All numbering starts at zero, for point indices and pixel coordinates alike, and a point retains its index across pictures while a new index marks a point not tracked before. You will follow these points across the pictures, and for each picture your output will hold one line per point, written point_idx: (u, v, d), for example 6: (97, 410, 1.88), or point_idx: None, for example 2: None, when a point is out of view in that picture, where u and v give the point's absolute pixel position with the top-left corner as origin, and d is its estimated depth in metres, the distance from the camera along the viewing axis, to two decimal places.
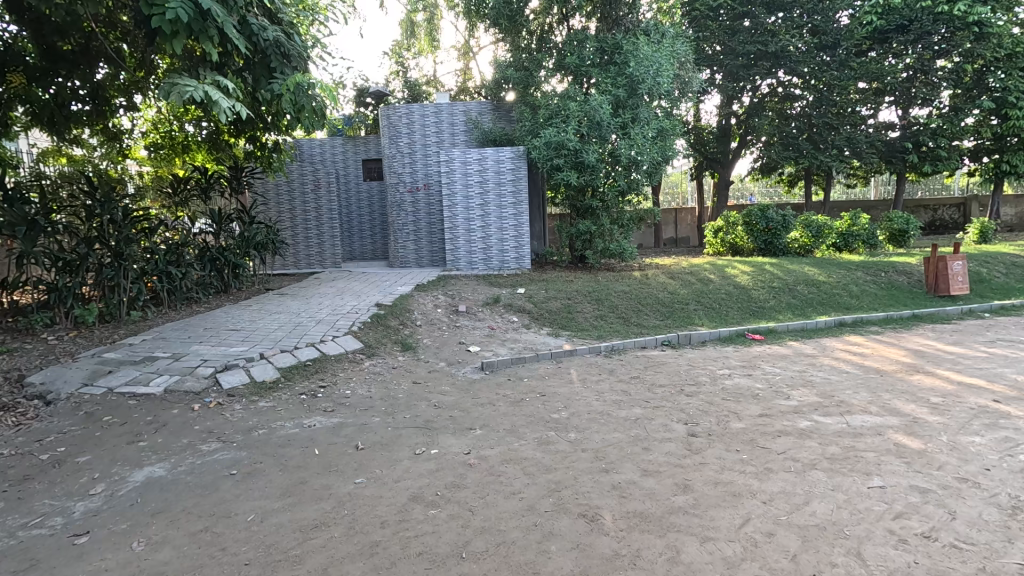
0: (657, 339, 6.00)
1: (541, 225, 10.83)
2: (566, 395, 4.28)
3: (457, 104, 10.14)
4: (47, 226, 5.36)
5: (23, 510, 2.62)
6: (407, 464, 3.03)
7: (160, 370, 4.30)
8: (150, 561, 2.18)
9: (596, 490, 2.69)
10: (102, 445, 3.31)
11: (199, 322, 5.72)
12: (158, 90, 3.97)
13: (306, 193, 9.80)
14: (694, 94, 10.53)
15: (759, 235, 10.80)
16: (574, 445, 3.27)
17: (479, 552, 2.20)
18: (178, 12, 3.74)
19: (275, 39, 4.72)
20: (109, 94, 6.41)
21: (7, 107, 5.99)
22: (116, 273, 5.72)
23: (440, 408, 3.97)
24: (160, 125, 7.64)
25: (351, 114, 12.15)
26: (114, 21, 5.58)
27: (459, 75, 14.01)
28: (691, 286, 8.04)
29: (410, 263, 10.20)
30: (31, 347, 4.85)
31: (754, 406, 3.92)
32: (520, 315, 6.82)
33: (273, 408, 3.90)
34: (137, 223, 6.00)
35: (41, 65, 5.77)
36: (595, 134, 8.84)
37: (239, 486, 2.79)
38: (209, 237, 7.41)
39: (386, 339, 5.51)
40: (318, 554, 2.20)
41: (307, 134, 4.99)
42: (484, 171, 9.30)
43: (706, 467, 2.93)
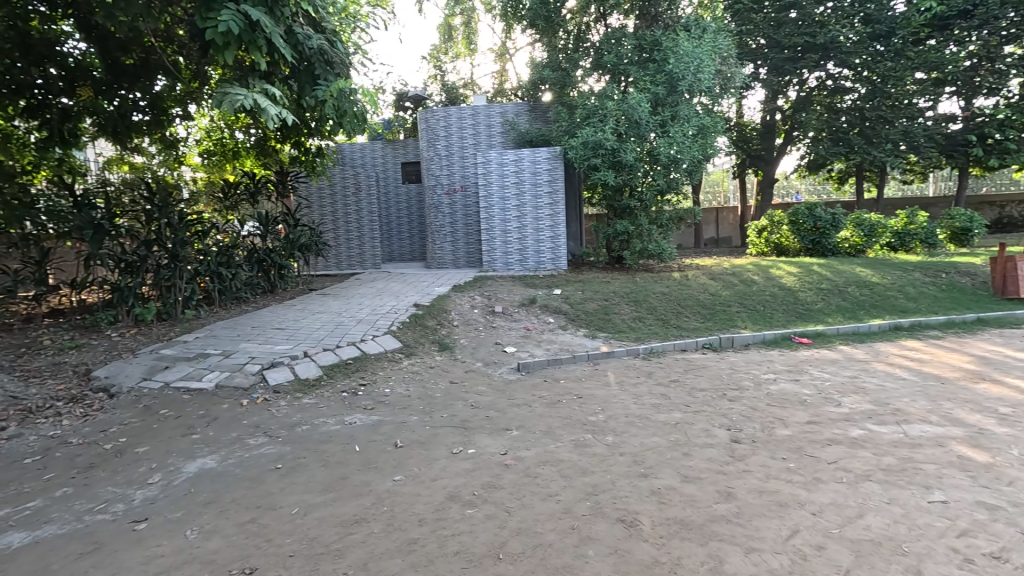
0: (697, 342, 5.86)
1: (578, 226, 10.76)
2: (603, 397, 4.23)
3: (494, 106, 10.19)
4: (111, 230, 5.70)
5: (88, 496, 2.80)
6: (444, 463, 3.06)
7: (212, 367, 4.50)
8: (202, 549, 2.28)
9: (634, 495, 2.64)
10: (159, 437, 3.49)
11: (247, 321, 5.97)
12: (211, 100, 4.15)
13: (348, 197, 10.08)
14: (737, 89, 10.22)
15: (805, 234, 10.37)
16: (611, 448, 3.23)
17: (516, 553, 2.20)
18: (229, 24, 3.91)
19: (320, 47, 4.90)
20: (166, 105, 6.79)
21: (77, 119, 6.41)
22: (172, 274, 6.05)
23: (476, 408, 3.99)
24: (212, 133, 8.00)
25: (390, 118, 12.42)
26: (171, 36, 5.92)
27: (496, 77, 14.11)
28: (734, 287, 7.80)
29: (447, 264, 10.33)
30: (97, 343, 5.17)
31: (802, 413, 3.77)
32: (556, 316, 6.79)
33: (316, 405, 4.03)
34: (191, 226, 6.32)
35: (107, 79, 6.18)
36: (633, 133, 8.71)
37: (284, 480, 2.88)
38: (257, 239, 7.72)
39: (424, 338, 5.59)
40: (358, 549, 2.24)
41: (349, 138, 5.15)
42: (521, 171, 9.32)
43: (750, 475, 2.83)
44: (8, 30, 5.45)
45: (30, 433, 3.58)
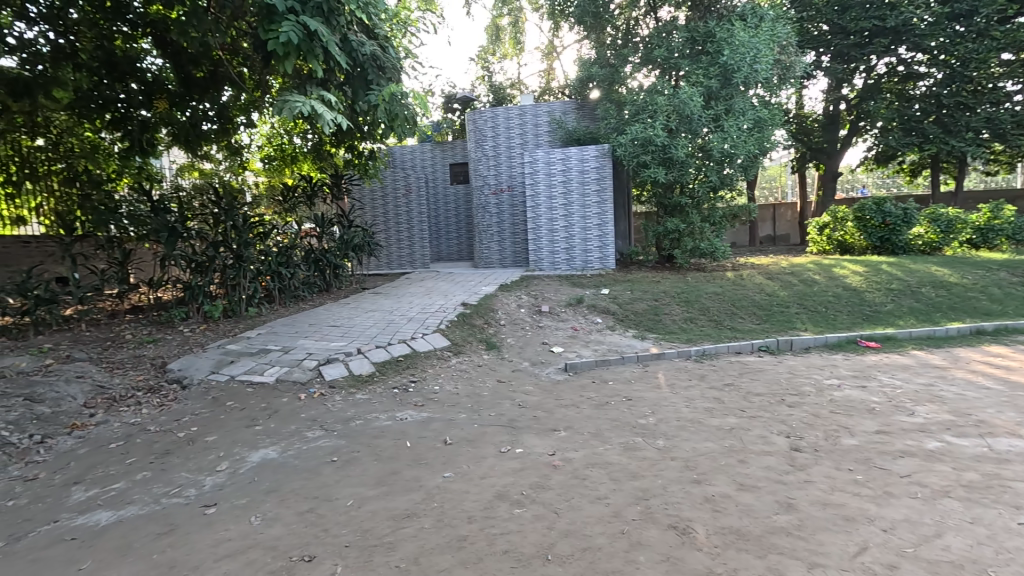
0: (753, 344, 5.63)
1: (626, 224, 10.58)
2: (653, 400, 4.13)
3: (541, 105, 10.18)
4: (183, 232, 6.11)
5: (165, 480, 3.01)
6: (493, 462, 3.09)
7: (273, 362, 4.73)
8: (265, 535, 2.40)
9: (686, 501, 2.56)
10: (226, 427, 3.71)
11: (304, 319, 6.24)
12: (273, 108, 4.36)
13: (398, 198, 10.35)
14: (796, 79, 9.73)
15: (873, 231, 9.72)
16: (662, 452, 3.15)
17: (565, 555, 2.18)
18: (289, 35, 4.10)
19: (372, 53, 5.08)
20: (232, 114, 7.18)
21: (154, 130, 6.86)
22: (237, 273, 6.42)
23: (524, 408, 3.99)
24: (273, 139, 8.47)
25: (439, 120, 12.65)
26: (236, 49, 6.27)
27: (543, 76, 14.11)
28: (794, 287, 7.44)
29: (495, 263, 10.40)
30: (171, 338, 5.56)
31: (870, 422, 3.53)
32: (604, 316, 6.70)
33: (368, 401, 4.16)
34: (254, 228, 6.68)
35: (180, 91, 6.62)
36: (684, 129, 8.46)
37: (339, 472, 3.00)
38: (314, 240, 8.06)
39: (471, 337, 5.65)
40: (409, 543, 2.30)
41: (400, 140, 5.31)
42: (568, 170, 9.28)
43: (813, 486, 2.68)
44: (96, 50, 6.12)
45: (115, 420, 3.89)
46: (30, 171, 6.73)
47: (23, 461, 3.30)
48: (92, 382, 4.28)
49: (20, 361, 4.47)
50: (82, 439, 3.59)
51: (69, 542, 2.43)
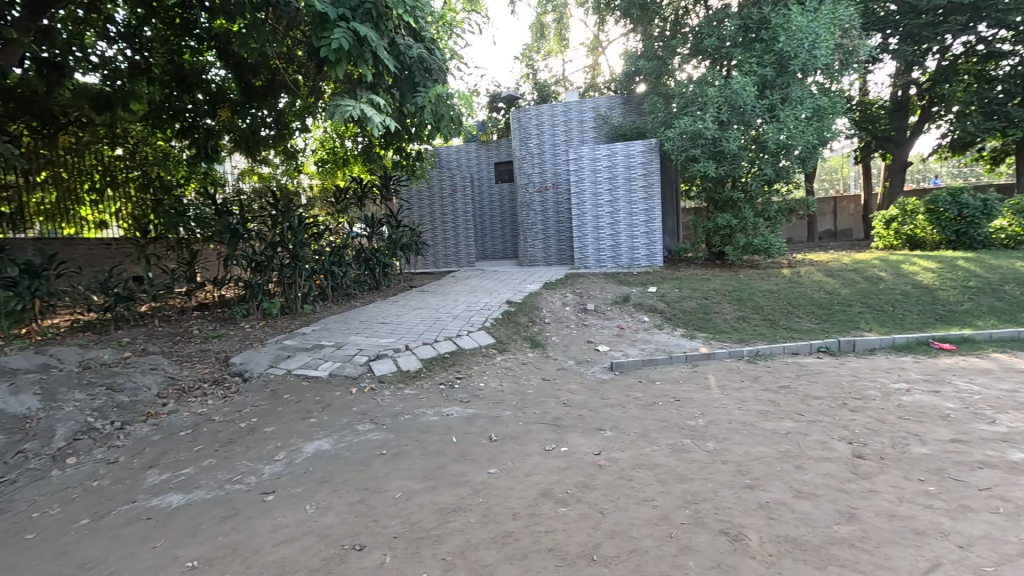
0: (812, 345, 5.35)
1: (674, 221, 10.30)
2: (703, 401, 4.01)
3: (587, 101, 10.09)
4: (244, 233, 6.43)
5: (229, 467, 3.20)
6: (537, 460, 3.09)
7: (327, 357, 4.93)
8: (319, 523, 2.50)
9: (738, 507, 2.47)
10: (282, 418, 3.90)
11: (355, 316, 6.45)
12: (326, 112, 4.53)
13: (444, 198, 10.54)
14: (861, 64, 9.15)
15: (948, 224, 9.03)
16: (712, 455, 3.05)
17: (611, 556, 2.15)
18: (341, 41, 4.25)
19: (419, 55, 5.17)
20: (288, 120, 7.43)
21: (218, 137, 7.30)
22: (293, 272, 6.72)
23: (568, 407, 3.97)
24: (326, 143, 8.79)
25: (484, 120, 12.78)
26: (291, 57, 6.53)
27: (589, 72, 14.01)
28: (857, 285, 7.02)
29: (539, 261, 10.39)
30: (234, 333, 5.89)
31: (943, 429, 3.28)
32: (651, 315, 6.55)
33: (416, 396, 4.25)
34: (309, 229, 6.96)
35: (240, 100, 6.98)
36: (737, 120, 8.15)
37: (388, 465, 3.09)
38: (364, 240, 8.30)
39: (516, 335, 5.68)
40: (455, 537, 2.33)
41: (446, 140, 5.42)
42: (614, 166, 9.14)
43: (878, 496, 2.52)
44: (167, 64, 6.74)
45: (184, 409, 4.16)
46: (111, 178, 7.26)
47: (106, 445, 3.59)
48: (164, 373, 4.60)
49: (103, 353, 4.85)
50: (157, 426, 3.87)
51: (145, 521, 2.63)
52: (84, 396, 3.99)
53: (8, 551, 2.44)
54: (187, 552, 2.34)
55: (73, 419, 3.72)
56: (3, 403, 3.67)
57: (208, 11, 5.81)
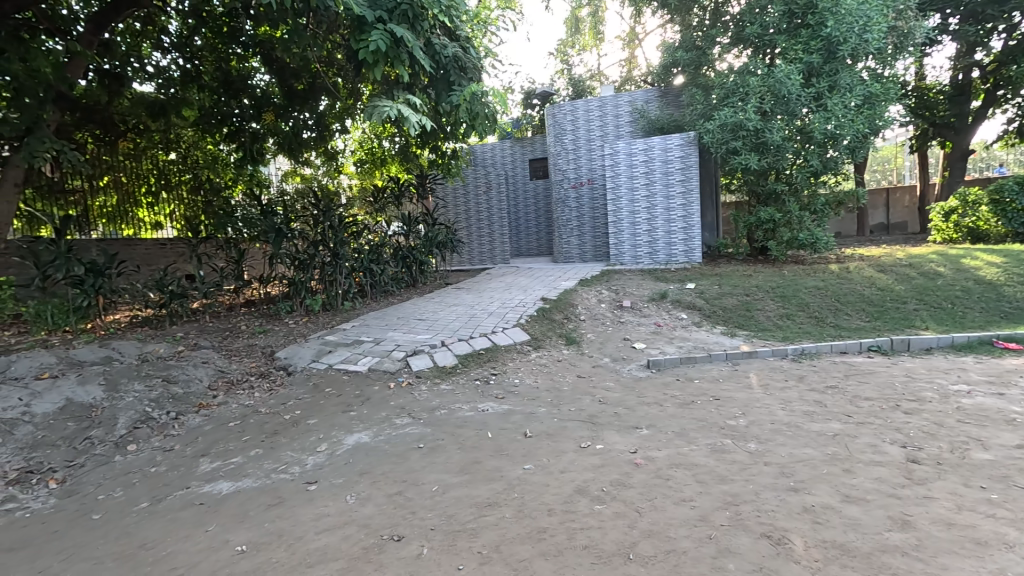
0: (861, 344, 5.10)
1: (714, 216, 10.02)
2: (744, 401, 3.89)
3: (622, 95, 9.95)
4: (288, 233, 6.63)
5: (274, 457, 3.33)
6: (572, 457, 3.07)
7: (366, 353, 5.06)
8: (359, 513, 2.58)
9: (782, 510, 2.39)
10: (323, 411, 4.03)
11: (393, 312, 6.58)
12: (364, 113, 4.63)
13: (479, 195, 10.62)
14: (917, 47, 8.64)
15: (1014, 216, 8.44)
16: (754, 456, 2.96)
17: (647, 556, 2.12)
18: (378, 43, 4.33)
19: (455, 54, 5.21)
20: (328, 121, 7.64)
21: (263, 140, 7.55)
22: (334, 270, 6.93)
23: (604, 404, 3.93)
24: (364, 143, 9.00)
25: (519, 117, 12.79)
26: (331, 61, 6.73)
27: (625, 65, 13.80)
28: (912, 281, 6.65)
29: (574, 258, 10.32)
30: (279, 329, 6.12)
31: (1009, 435, 3.07)
32: (689, 312, 6.40)
33: (452, 392, 4.31)
34: (348, 228, 7.16)
35: (283, 104, 7.20)
36: (780, 110, 7.84)
37: (425, 458, 3.14)
38: (401, 238, 8.44)
39: (551, 332, 5.66)
40: (491, 531, 2.36)
41: (481, 138, 5.45)
42: (651, 161, 8.97)
43: (934, 503, 2.39)
44: (216, 71, 7.06)
45: (233, 401, 4.36)
46: (166, 180, 7.63)
47: (162, 434, 3.79)
48: (215, 367, 4.83)
49: (160, 347, 5.13)
50: (208, 417, 4.07)
51: (198, 507, 2.77)
52: (143, 387, 4.23)
53: (77, 530, 2.62)
54: (236, 536, 2.45)
55: (133, 409, 3.95)
56: (71, 392, 3.93)
57: (253, 19, 6.03)
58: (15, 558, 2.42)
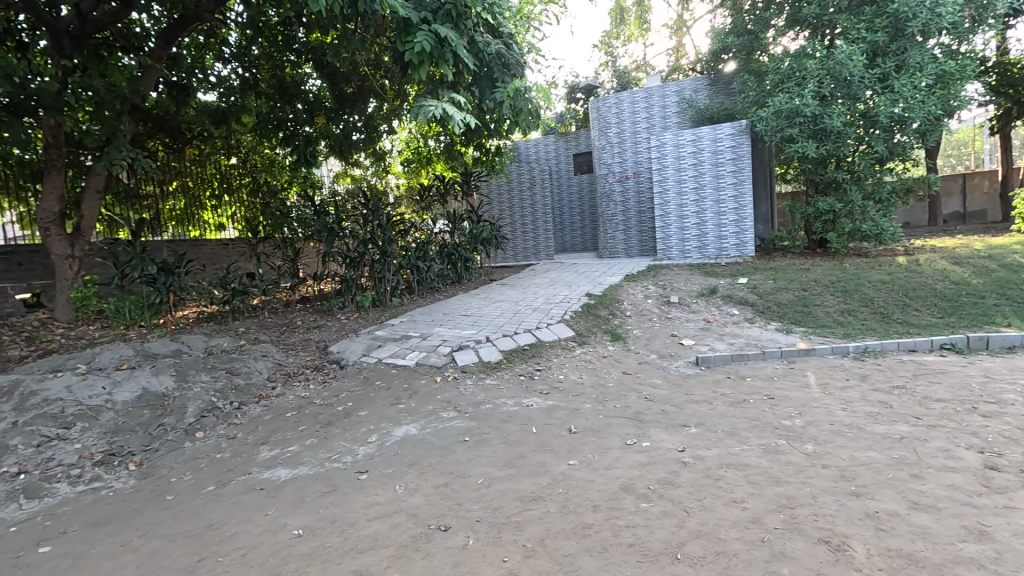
0: (932, 342, 4.76)
1: (768, 207, 9.60)
2: (801, 400, 3.72)
3: (669, 85, 9.67)
4: (339, 232, 6.87)
5: (328, 446, 3.48)
6: (618, 453, 3.04)
7: (413, 347, 5.19)
8: (407, 503, 2.65)
9: (842, 515, 2.27)
10: (373, 403, 4.17)
11: (439, 308, 6.71)
12: (410, 113, 4.73)
13: (523, 191, 10.63)
14: (998, 18, 7.93)
15: None
16: (811, 458, 2.82)
17: (695, 556, 2.07)
18: (423, 44, 4.42)
19: (498, 51, 5.23)
20: (377, 122, 7.90)
21: (315, 143, 7.90)
22: (383, 267, 7.14)
23: (650, 402, 3.86)
24: (411, 144, 9.22)
25: (563, 111, 12.70)
26: (378, 63, 6.92)
27: (673, 54, 13.42)
28: (992, 274, 6.14)
29: (620, 253, 10.17)
30: (331, 324, 6.37)
31: None
32: (741, 308, 6.17)
33: (496, 386, 4.35)
34: (396, 226, 7.35)
35: (334, 107, 7.55)
36: (841, 93, 7.41)
37: (470, 451, 3.19)
38: (447, 236, 8.57)
39: (596, 328, 5.61)
40: (536, 525, 2.37)
41: (525, 134, 5.47)
42: (699, 152, 8.70)
43: (1017, 514, 2.20)
44: (272, 78, 7.39)
45: (290, 392, 4.58)
46: (228, 184, 8.06)
47: (227, 422, 4.04)
48: (273, 360, 5.09)
49: (223, 341, 5.44)
50: (267, 407, 4.29)
51: (259, 491, 2.93)
52: (209, 378, 4.52)
53: (154, 508, 2.85)
54: (293, 521, 2.58)
55: (201, 398, 4.23)
56: (146, 382, 4.25)
57: (305, 26, 6.29)
58: (102, 531, 2.65)
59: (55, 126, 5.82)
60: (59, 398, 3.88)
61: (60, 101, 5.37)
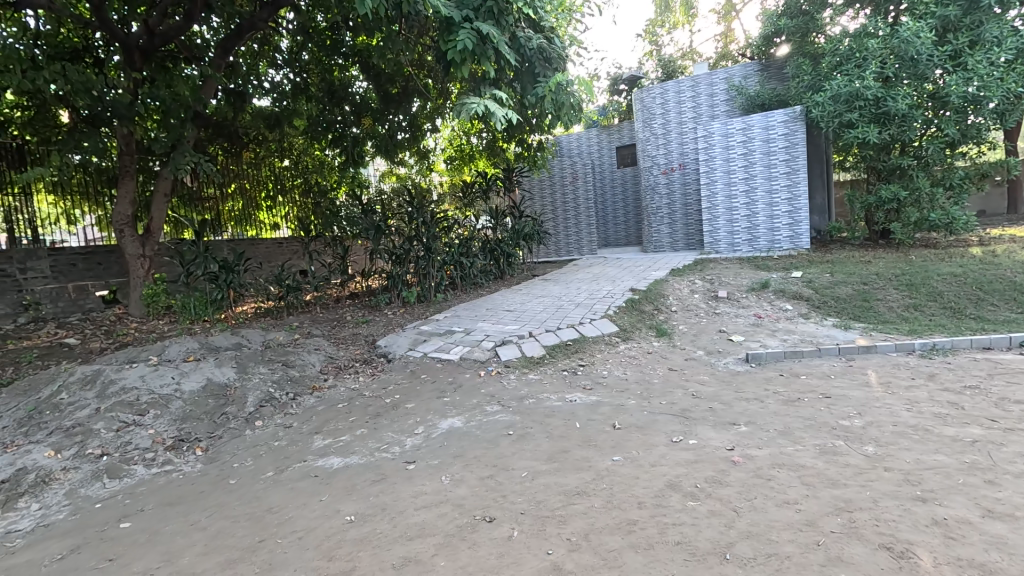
0: (1012, 339, 4.40)
1: (824, 197, 9.13)
2: (861, 399, 3.53)
3: (717, 72, 9.34)
4: (385, 229, 7.06)
5: (377, 437, 3.60)
6: (663, 450, 2.99)
7: (458, 342, 5.28)
8: (453, 493, 2.71)
9: (906, 521, 2.15)
10: (420, 396, 4.28)
11: (482, 303, 6.78)
12: (453, 111, 4.77)
13: (566, 186, 10.58)
14: None
15: None
16: (872, 461, 2.68)
17: (746, 557, 2.02)
18: (465, 43, 4.45)
19: (539, 46, 5.20)
20: (420, 121, 8.08)
21: (363, 143, 8.14)
22: (427, 263, 7.27)
23: (697, 399, 3.78)
24: (453, 141, 9.35)
25: (606, 104, 12.51)
26: (422, 62, 7.06)
27: (721, 40, 12.96)
28: None
29: (665, 247, 9.96)
30: (379, 319, 6.57)
31: None
32: (795, 303, 5.91)
33: (540, 381, 4.37)
34: (440, 223, 7.48)
35: (380, 108, 7.77)
36: (907, 74, 6.95)
37: (514, 445, 3.23)
38: (490, 232, 8.66)
39: (641, 323, 5.52)
40: (580, 519, 2.37)
41: (567, 129, 5.45)
42: (750, 140, 8.37)
43: None
44: (321, 82, 7.64)
45: (341, 384, 4.77)
46: (281, 185, 8.43)
47: (284, 412, 4.25)
48: (325, 353, 5.31)
49: (279, 335, 5.71)
50: (320, 398, 4.49)
51: (314, 478, 3.08)
52: (267, 370, 4.76)
53: (219, 491, 3.04)
54: (345, 507, 2.69)
55: (260, 389, 4.47)
56: (211, 373, 4.52)
57: (352, 30, 6.48)
58: (173, 511, 2.86)
59: (128, 135, 6.26)
60: (135, 387, 4.19)
61: (131, 111, 5.75)
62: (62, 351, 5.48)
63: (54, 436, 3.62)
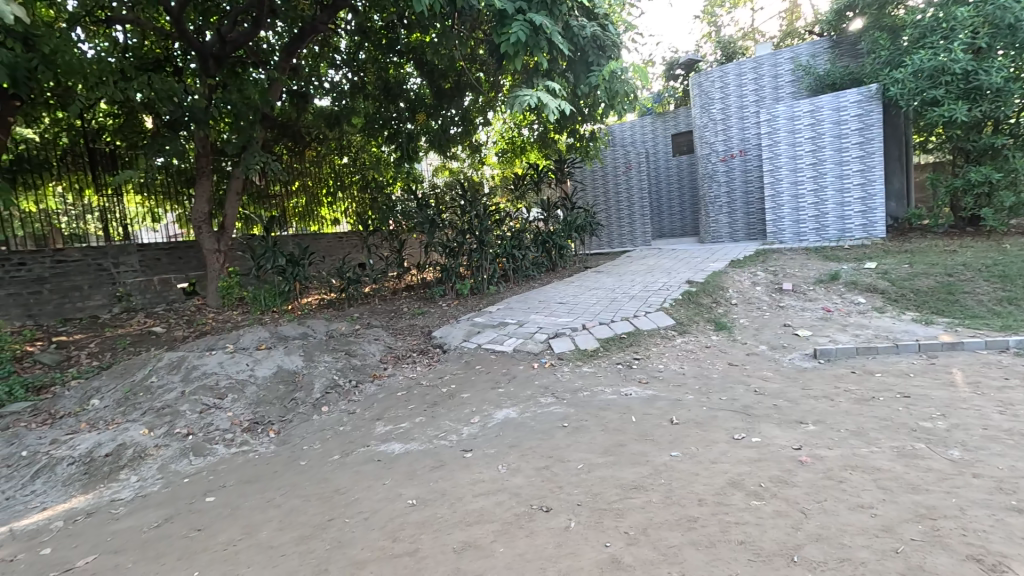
0: None
1: (902, 182, 8.47)
2: (946, 400, 3.28)
3: (783, 51, 8.83)
4: (438, 222, 7.21)
5: (434, 425, 3.71)
6: (725, 448, 2.90)
7: (512, 334, 5.32)
8: (510, 482, 2.76)
9: (998, 532, 1.99)
10: (474, 387, 4.36)
11: (534, 296, 6.78)
12: (507, 104, 4.76)
13: (619, 177, 10.39)
14: None
15: None
16: (959, 466, 2.49)
17: (816, 561, 1.94)
18: (519, 35, 4.43)
19: (593, 34, 5.10)
20: (472, 115, 8.16)
21: (417, 139, 8.32)
22: (479, 256, 7.37)
23: (760, 395, 3.63)
24: (505, 134, 9.38)
25: (660, 90, 12.12)
26: (474, 57, 7.13)
27: (786, 17, 12.24)
28: None
29: (724, 238, 9.58)
30: (433, 311, 6.73)
31: None
32: (868, 296, 5.54)
33: (594, 374, 4.35)
34: (492, 216, 7.55)
35: (433, 103, 7.91)
36: (1002, 44, 6.35)
37: (569, 437, 3.23)
38: (541, 224, 8.65)
39: (698, 317, 5.36)
40: (638, 514, 2.35)
41: (621, 118, 5.35)
42: (818, 123, 7.88)
43: None
44: (377, 81, 7.86)
45: (400, 373, 4.94)
46: (341, 182, 8.78)
47: (347, 399, 4.46)
48: (384, 344, 5.51)
49: (341, 326, 5.98)
50: (380, 387, 4.67)
51: (377, 462, 3.22)
52: (331, 358, 5.00)
53: (291, 472, 3.23)
54: (407, 491, 2.79)
55: (325, 376, 4.71)
56: (280, 360, 4.80)
57: (407, 27, 6.63)
58: (252, 488, 3.08)
59: (205, 138, 6.71)
60: (214, 372, 4.51)
61: (206, 114, 6.15)
62: (151, 339, 5.99)
63: (147, 416, 3.98)
